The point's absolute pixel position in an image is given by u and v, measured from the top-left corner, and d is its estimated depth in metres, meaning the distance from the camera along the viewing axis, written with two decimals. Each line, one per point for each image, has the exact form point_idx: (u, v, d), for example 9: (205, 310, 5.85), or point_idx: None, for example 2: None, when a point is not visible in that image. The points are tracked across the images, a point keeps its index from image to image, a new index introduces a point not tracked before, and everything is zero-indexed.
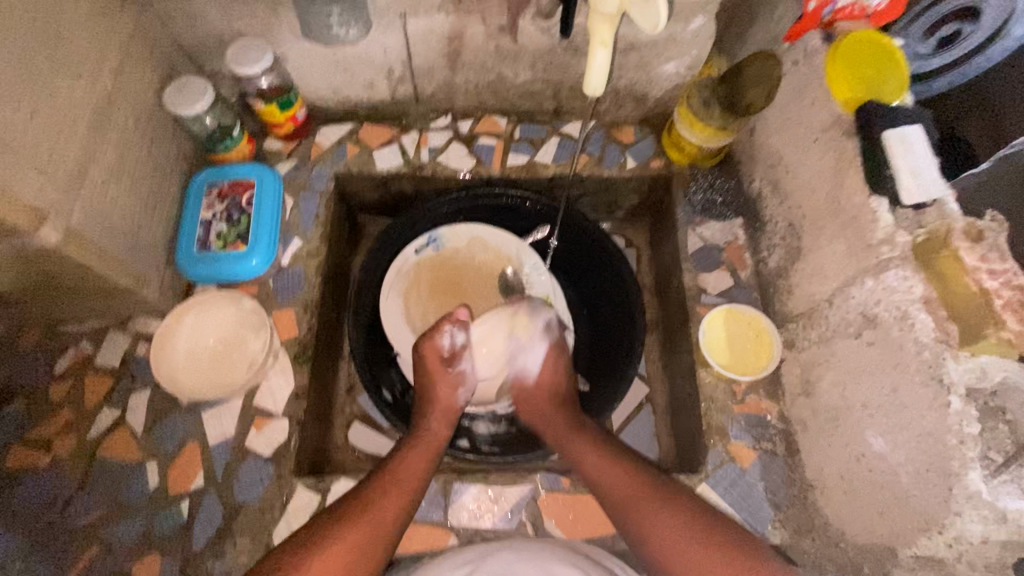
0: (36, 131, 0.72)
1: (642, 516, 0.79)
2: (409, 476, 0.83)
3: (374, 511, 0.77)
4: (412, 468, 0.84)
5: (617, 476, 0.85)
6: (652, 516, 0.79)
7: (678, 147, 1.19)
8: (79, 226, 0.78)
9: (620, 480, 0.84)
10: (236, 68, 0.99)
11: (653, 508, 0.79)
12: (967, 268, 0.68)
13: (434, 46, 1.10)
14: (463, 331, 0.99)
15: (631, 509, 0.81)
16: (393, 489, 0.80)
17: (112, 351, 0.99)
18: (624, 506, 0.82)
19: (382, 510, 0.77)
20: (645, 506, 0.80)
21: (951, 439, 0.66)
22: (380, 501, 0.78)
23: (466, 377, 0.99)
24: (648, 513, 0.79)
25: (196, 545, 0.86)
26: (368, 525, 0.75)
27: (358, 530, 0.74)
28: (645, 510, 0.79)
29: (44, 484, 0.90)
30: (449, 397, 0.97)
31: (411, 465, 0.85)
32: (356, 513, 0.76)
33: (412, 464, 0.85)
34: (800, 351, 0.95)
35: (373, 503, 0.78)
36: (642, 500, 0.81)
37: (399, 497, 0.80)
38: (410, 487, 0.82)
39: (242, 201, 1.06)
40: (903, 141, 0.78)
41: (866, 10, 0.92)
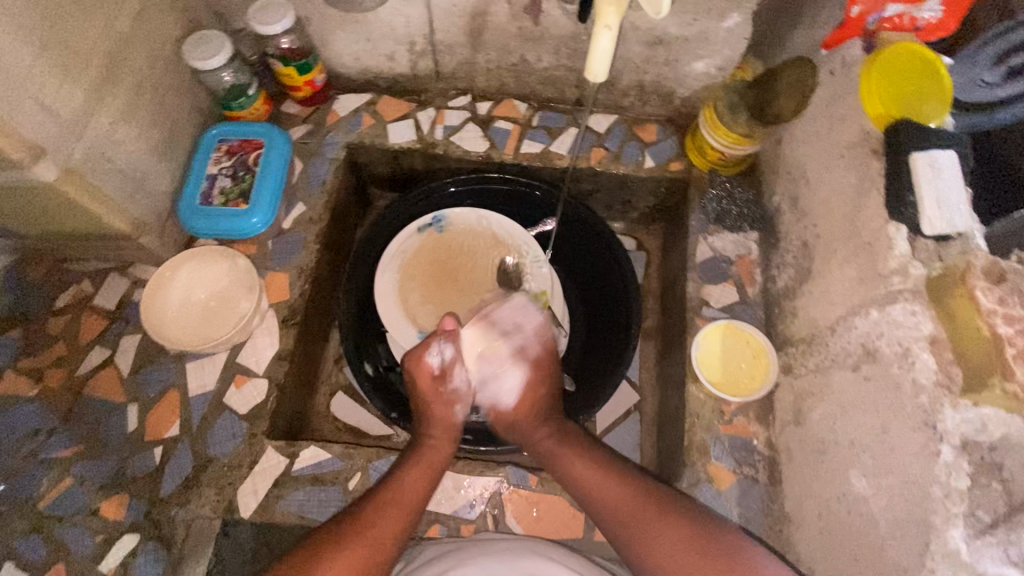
0: (44, 66, 0.73)
1: (644, 535, 0.72)
2: (410, 497, 0.75)
3: (369, 533, 0.70)
4: (414, 489, 0.77)
5: (608, 482, 0.78)
6: (648, 529, 0.71)
7: (700, 152, 1.14)
8: (78, 166, 0.80)
9: (608, 488, 0.77)
10: (256, 26, 0.99)
11: (646, 517, 0.72)
12: (981, 309, 0.62)
13: (456, 22, 1.07)
14: (451, 345, 0.88)
15: (623, 520, 0.74)
16: (392, 509, 0.73)
17: (109, 292, 1.01)
18: (613, 518, 0.75)
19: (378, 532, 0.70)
20: (639, 515, 0.73)
21: (935, 491, 0.62)
22: (378, 521, 0.71)
23: (463, 393, 0.89)
24: (641, 523, 0.72)
25: (164, 490, 0.88)
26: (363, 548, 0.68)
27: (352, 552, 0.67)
28: (638, 522, 0.72)
29: (32, 411, 0.93)
30: (445, 414, 0.87)
31: (410, 483, 0.77)
32: (347, 533, 0.69)
33: (412, 483, 0.77)
34: (797, 377, 0.90)
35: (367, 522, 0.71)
36: (634, 512, 0.73)
37: (399, 516, 0.73)
38: (410, 508, 0.74)
39: (249, 160, 1.06)
40: (932, 166, 0.71)
41: (916, 23, 0.81)
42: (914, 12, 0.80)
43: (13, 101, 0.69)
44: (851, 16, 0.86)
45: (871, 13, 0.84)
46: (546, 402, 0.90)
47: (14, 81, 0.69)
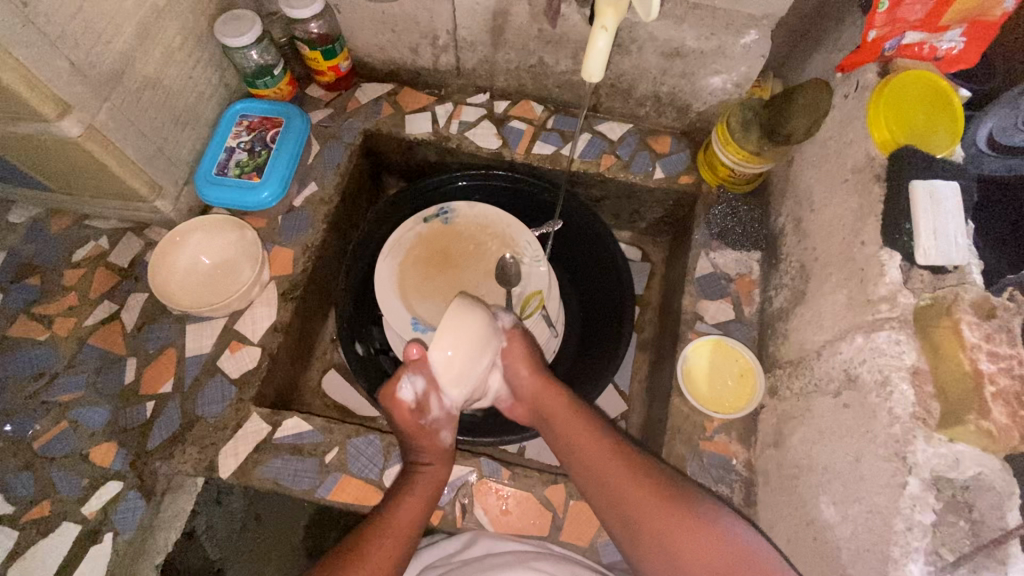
0: (77, 29, 0.77)
1: (650, 525, 0.71)
2: (401, 528, 0.75)
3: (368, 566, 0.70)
4: (406, 519, 0.76)
5: (595, 448, 0.80)
6: (645, 510, 0.72)
7: (710, 167, 1.13)
8: (102, 125, 0.84)
9: (596, 450, 0.80)
10: (287, 9, 1.04)
11: (637, 493, 0.74)
12: (966, 343, 0.61)
13: (478, 20, 1.09)
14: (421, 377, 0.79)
15: (618, 492, 0.75)
16: (387, 541, 0.73)
17: (124, 250, 1.06)
18: (603, 485, 0.77)
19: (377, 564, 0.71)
20: (632, 492, 0.74)
21: (898, 523, 0.60)
22: (375, 554, 0.72)
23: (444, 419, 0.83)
24: (634, 493, 0.74)
25: (151, 443, 0.92)
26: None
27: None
28: (632, 496, 0.74)
29: (38, 356, 0.98)
30: (434, 442, 0.84)
31: (402, 514, 0.77)
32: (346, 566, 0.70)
33: (404, 512, 0.77)
34: (781, 400, 0.89)
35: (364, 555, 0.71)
36: (627, 483, 0.75)
37: (393, 548, 0.73)
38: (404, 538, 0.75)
39: (267, 137, 1.10)
40: (932, 196, 0.70)
41: (936, 53, 0.84)
42: (934, 42, 0.83)
43: (45, 58, 0.73)
44: (866, 40, 0.85)
45: (890, 39, 0.83)
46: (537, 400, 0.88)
47: (49, 39, 0.73)
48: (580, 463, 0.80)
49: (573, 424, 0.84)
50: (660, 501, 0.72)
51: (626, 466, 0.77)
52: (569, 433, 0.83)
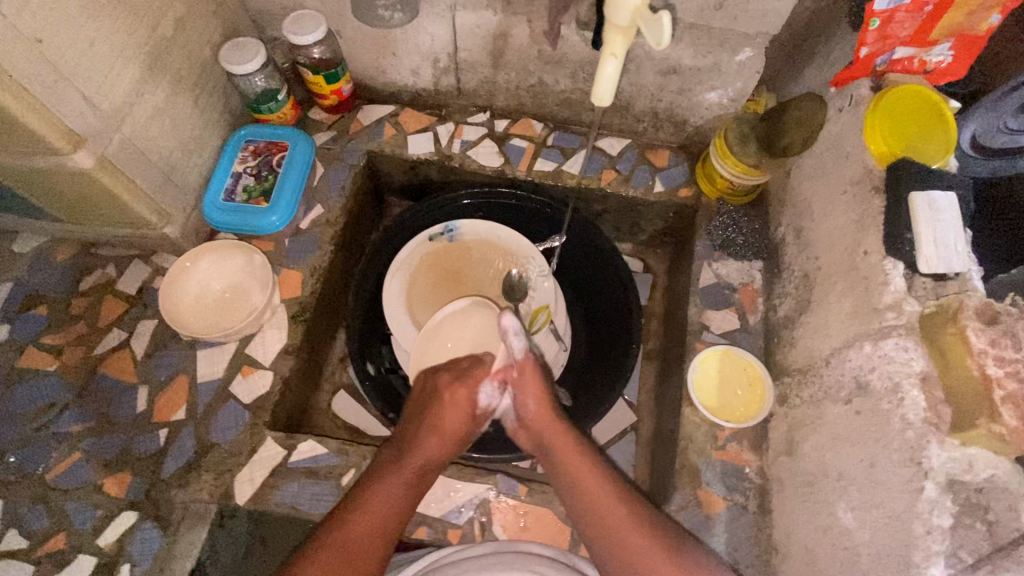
0: (90, 64, 0.78)
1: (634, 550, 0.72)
2: (380, 512, 0.74)
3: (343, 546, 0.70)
4: (384, 502, 0.76)
5: (593, 485, 0.79)
6: (648, 559, 0.71)
7: (709, 179, 1.16)
8: (114, 157, 0.85)
9: (598, 495, 0.77)
10: (290, 36, 1.04)
11: (642, 543, 0.73)
12: (972, 349, 0.63)
13: (479, 42, 1.11)
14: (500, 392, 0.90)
15: (621, 537, 0.74)
16: (363, 525, 0.72)
17: (132, 278, 1.06)
18: (606, 534, 0.75)
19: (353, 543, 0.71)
20: (636, 543, 0.72)
21: (917, 527, 0.62)
22: (352, 535, 0.71)
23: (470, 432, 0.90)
24: (638, 544, 0.73)
25: (165, 471, 0.91)
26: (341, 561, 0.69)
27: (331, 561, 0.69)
28: (634, 548, 0.72)
29: (49, 387, 0.98)
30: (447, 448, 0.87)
31: (381, 497, 0.76)
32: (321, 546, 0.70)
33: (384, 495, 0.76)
34: (791, 407, 0.91)
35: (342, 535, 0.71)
36: (630, 533, 0.74)
37: (371, 530, 0.72)
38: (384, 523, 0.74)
39: (273, 161, 1.11)
40: (931, 208, 0.73)
41: (926, 66, 0.87)
42: (923, 57, 0.86)
43: (60, 95, 0.74)
44: (859, 57, 0.87)
45: (881, 55, 0.86)
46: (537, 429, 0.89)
47: (63, 76, 0.74)
48: (582, 507, 0.78)
49: (565, 450, 0.84)
50: (662, 553, 0.72)
51: (629, 512, 0.76)
52: (572, 473, 0.81)
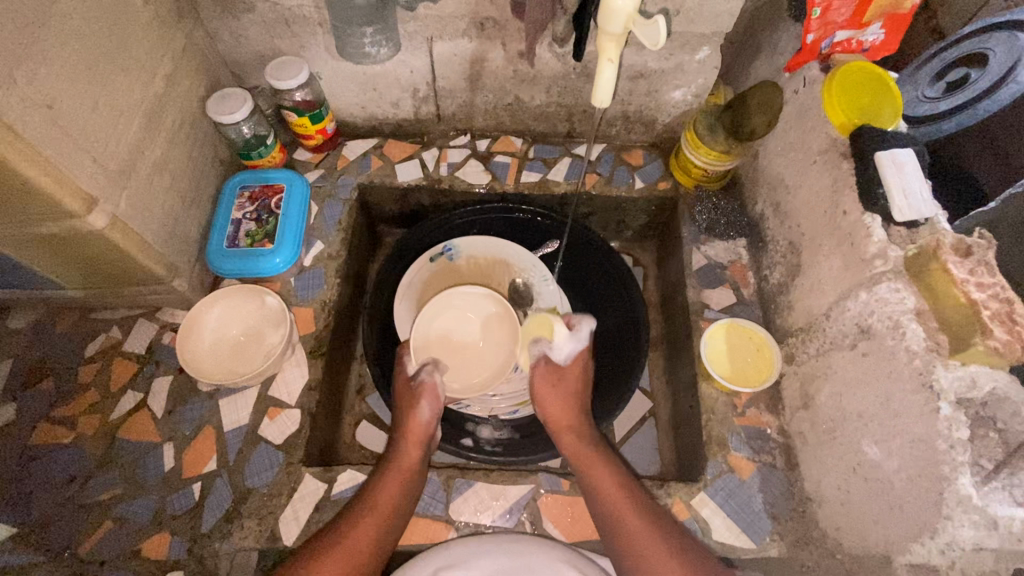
0: (94, 126, 0.79)
1: (639, 544, 0.79)
2: (385, 506, 0.83)
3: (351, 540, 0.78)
4: (388, 497, 0.84)
5: (612, 490, 0.86)
6: (649, 549, 0.79)
7: (684, 170, 1.24)
8: (122, 214, 0.86)
9: (614, 498, 0.85)
10: (274, 82, 1.06)
11: (648, 537, 0.80)
12: (956, 279, 0.71)
13: (456, 69, 1.18)
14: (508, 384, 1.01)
15: (631, 537, 0.81)
16: (369, 520, 0.81)
17: (139, 337, 1.04)
18: (619, 535, 0.82)
19: (360, 536, 0.79)
20: (643, 535, 0.80)
21: (941, 444, 0.68)
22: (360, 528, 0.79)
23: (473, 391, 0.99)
24: (645, 542, 0.79)
25: (205, 525, 0.89)
26: (349, 554, 0.77)
27: (343, 555, 0.76)
28: (642, 546, 0.79)
29: (66, 460, 0.94)
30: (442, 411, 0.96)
31: (386, 495, 0.84)
32: (332, 541, 0.78)
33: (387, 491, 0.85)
34: (800, 364, 0.98)
35: (352, 528, 0.79)
36: (640, 533, 0.80)
37: (376, 526, 0.81)
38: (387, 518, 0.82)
39: (271, 204, 1.13)
40: (895, 162, 0.81)
41: (863, 45, 0.98)
42: (859, 37, 0.97)
43: (71, 157, 0.75)
44: (806, 43, 0.98)
45: (824, 39, 0.97)
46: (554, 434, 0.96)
47: (71, 139, 0.76)
48: (603, 513, 0.85)
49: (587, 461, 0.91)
50: (663, 544, 0.79)
51: (641, 513, 0.83)
52: (591, 484, 0.88)
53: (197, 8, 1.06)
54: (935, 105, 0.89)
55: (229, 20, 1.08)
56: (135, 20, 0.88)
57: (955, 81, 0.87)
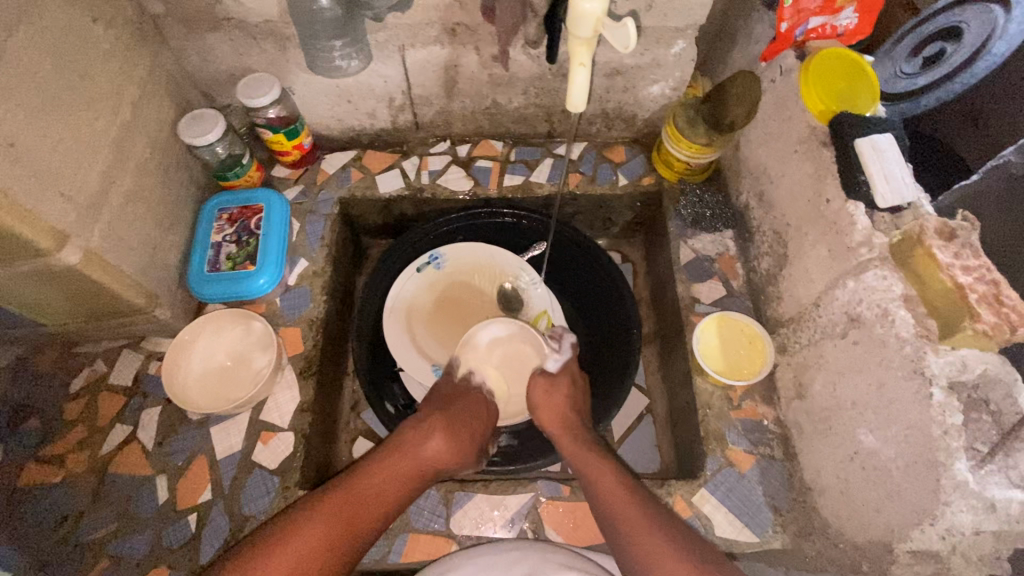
0: (57, 161, 0.78)
1: (645, 542, 0.77)
2: (384, 487, 0.85)
3: (343, 510, 0.80)
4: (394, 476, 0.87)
5: (617, 495, 0.83)
6: (632, 523, 0.79)
7: (667, 164, 1.22)
8: (98, 248, 0.85)
9: (616, 497, 0.83)
10: (245, 100, 1.03)
11: (629, 512, 0.81)
12: (941, 263, 0.70)
13: (431, 76, 1.16)
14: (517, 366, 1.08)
15: (614, 518, 0.81)
16: (358, 511, 0.81)
17: (125, 369, 1.03)
18: (613, 525, 0.81)
19: (355, 515, 0.81)
20: (623, 512, 0.81)
21: (935, 430, 0.68)
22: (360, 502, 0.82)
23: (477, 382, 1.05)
24: (644, 537, 0.78)
25: (204, 556, 0.88)
26: (338, 523, 0.79)
27: (330, 519, 0.79)
28: (643, 542, 0.77)
29: (57, 500, 0.93)
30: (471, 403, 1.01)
31: (392, 470, 0.87)
32: (327, 502, 0.81)
33: (393, 479, 0.87)
34: (793, 354, 0.98)
35: (353, 502, 0.82)
36: (642, 530, 0.78)
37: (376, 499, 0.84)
38: (377, 505, 0.84)
39: (251, 224, 1.11)
40: (875, 148, 0.80)
41: (837, 30, 0.97)
42: (833, 23, 0.96)
43: (37, 194, 0.75)
44: (779, 32, 0.98)
45: (798, 27, 0.97)
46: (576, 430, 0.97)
47: (37, 176, 0.75)
48: (603, 510, 0.83)
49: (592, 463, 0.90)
50: (664, 536, 0.78)
51: (639, 509, 0.81)
52: (593, 483, 0.87)
53: (161, 30, 1.04)
54: (914, 81, 0.88)
55: (194, 38, 1.06)
56: (96, 48, 0.87)
57: (932, 56, 0.85)
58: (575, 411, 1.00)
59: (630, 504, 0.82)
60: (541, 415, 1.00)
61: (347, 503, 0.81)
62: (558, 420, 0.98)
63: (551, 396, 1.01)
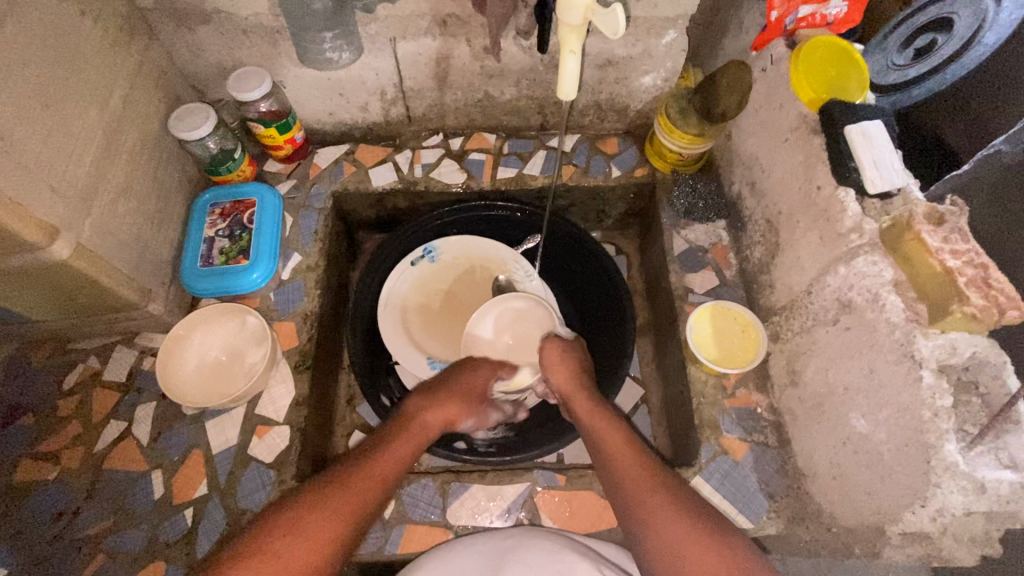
0: (47, 155, 0.78)
1: (650, 503, 0.77)
2: (392, 467, 0.80)
3: (358, 489, 0.75)
4: (400, 450, 0.83)
5: (626, 457, 0.83)
6: (637, 486, 0.79)
7: (660, 156, 1.23)
8: (89, 242, 0.85)
9: (624, 458, 0.83)
10: (237, 94, 1.03)
11: (636, 475, 0.81)
12: (931, 248, 0.71)
13: (423, 68, 1.16)
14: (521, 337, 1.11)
15: (621, 480, 0.81)
16: (371, 484, 0.77)
17: (118, 365, 1.02)
18: (620, 486, 0.81)
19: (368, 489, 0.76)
20: (630, 473, 0.81)
21: (925, 413, 0.69)
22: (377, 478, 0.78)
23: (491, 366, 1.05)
24: (650, 497, 0.77)
25: (200, 550, 0.88)
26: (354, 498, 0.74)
27: (347, 496, 0.74)
28: (646, 502, 0.77)
29: (52, 496, 0.92)
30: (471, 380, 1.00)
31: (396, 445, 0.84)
32: (336, 477, 0.76)
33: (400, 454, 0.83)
34: (785, 342, 0.98)
35: (363, 474, 0.78)
36: (646, 492, 0.78)
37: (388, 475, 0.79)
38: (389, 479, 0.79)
39: (243, 219, 1.11)
40: (864, 136, 0.81)
41: (826, 19, 0.98)
42: (823, 11, 0.96)
43: (27, 188, 0.74)
44: (771, 19, 0.99)
45: (788, 16, 0.97)
46: (587, 392, 0.97)
47: (27, 170, 0.74)
48: (609, 470, 0.84)
49: (608, 428, 0.89)
50: (671, 499, 0.77)
51: (647, 474, 0.80)
52: (603, 444, 0.87)
53: (150, 24, 1.03)
54: (905, 74, 0.87)
55: (184, 32, 1.05)
56: (85, 41, 0.86)
57: (924, 47, 0.84)
58: (582, 373, 1.00)
59: (636, 468, 0.81)
60: (554, 374, 1.00)
61: (360, 479, 0.77)
62: (569, 381, 0.98)
63: (560, 361, 1.01)
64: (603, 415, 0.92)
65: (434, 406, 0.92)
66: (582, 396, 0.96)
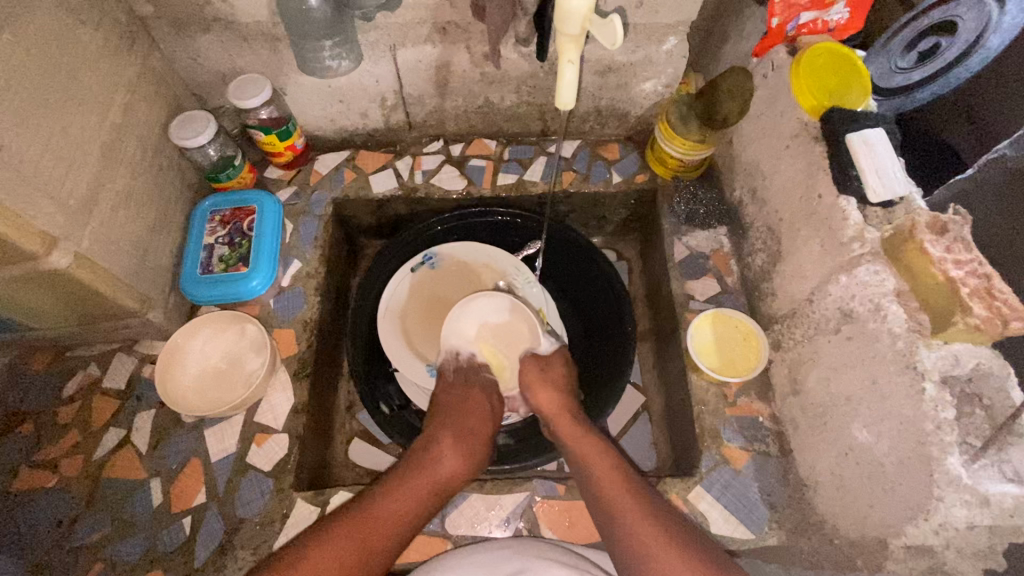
0: (48, 165, 0.78)
1: (647, 537, 0.76)
2: (398, 513, 0.83)
3: (360, 533, 0.78)
4: (409, 495, 0.85)
5: (615, 484, 0.84)
6: (632, 517, 0.79)
7: (661, 162, 1.22)
8: (88, 251, 0.85)
9: (614, 485, 0.84)
10: (237, 101, 1.03)
11: (631, 507, 0.80)
12: (934, 258, 0.70)
13: (423, 75, 1.16)
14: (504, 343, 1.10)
15: (615, 509, 0.81)
16: (375, 527, 0.80)
17: (118, 372, 1.02)
18: (610, 514, 0.81)
19: (372, 533, 0.79)
20: (626, 506, 0.80)
21: (928, 425, 0.68)
22: (371, 525, 0.80)
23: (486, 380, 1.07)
24: (645, 530, 0.77)
25: (198, 559, 0.88)
26: (356, 542, 0.77)
27: (347, 540, 0.77)
28: (641, 536, 0.76)
29: (51, 504, 0.92)
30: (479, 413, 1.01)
31: (406, 490, 0.86)
32: (337, 523, 0.79)
33: (408, 499, 0.85)
34: (787, 350, 0.97)
35: (366, 520, 0.80)
36: (640, 522, 0.78)
37: (392, 522, 0.81)
38: (394, 521, 0.82)
39: (243, 227, 1.11)
40: (866, 144, 0.81)
41: (829, 25, 0.98)
42: (824, 17, 0.97)
43: (26, 198, 0.74)
44: (771, 27, 0.99)
45: (789, 22, 0.97)
46: (576, 419, 0.99)
47: (26, 180, 0.75)
48: (597, 498, 0.84)
49: (599, 459, 0.89)
50: (666, 531, 0.76)
51: (637, 500, 0.81)
52: (591, 473, 0.88)
53: (151, 32, 1.04)
54: (908, 76, 0.87)
55: (184, 39, 1.06)
56: (85, 51, 0.87)
57: (926, 51, 0.83)
58: (569, 395, 1.03)
59: (628, 492, 0.82)
60: (540, 395, 1.02)
61: (364, 525, 0.79)
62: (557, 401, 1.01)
63: (546, 383, 1.03)
64: (598, 443, 0.92)
65: (444, 450, 0.93)
66: (570, 421, 0.98)
